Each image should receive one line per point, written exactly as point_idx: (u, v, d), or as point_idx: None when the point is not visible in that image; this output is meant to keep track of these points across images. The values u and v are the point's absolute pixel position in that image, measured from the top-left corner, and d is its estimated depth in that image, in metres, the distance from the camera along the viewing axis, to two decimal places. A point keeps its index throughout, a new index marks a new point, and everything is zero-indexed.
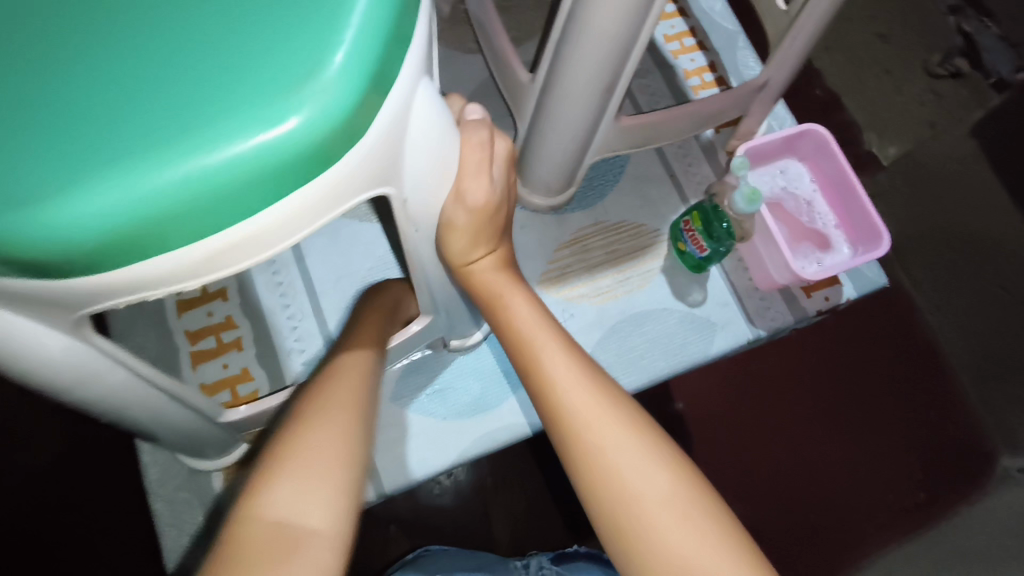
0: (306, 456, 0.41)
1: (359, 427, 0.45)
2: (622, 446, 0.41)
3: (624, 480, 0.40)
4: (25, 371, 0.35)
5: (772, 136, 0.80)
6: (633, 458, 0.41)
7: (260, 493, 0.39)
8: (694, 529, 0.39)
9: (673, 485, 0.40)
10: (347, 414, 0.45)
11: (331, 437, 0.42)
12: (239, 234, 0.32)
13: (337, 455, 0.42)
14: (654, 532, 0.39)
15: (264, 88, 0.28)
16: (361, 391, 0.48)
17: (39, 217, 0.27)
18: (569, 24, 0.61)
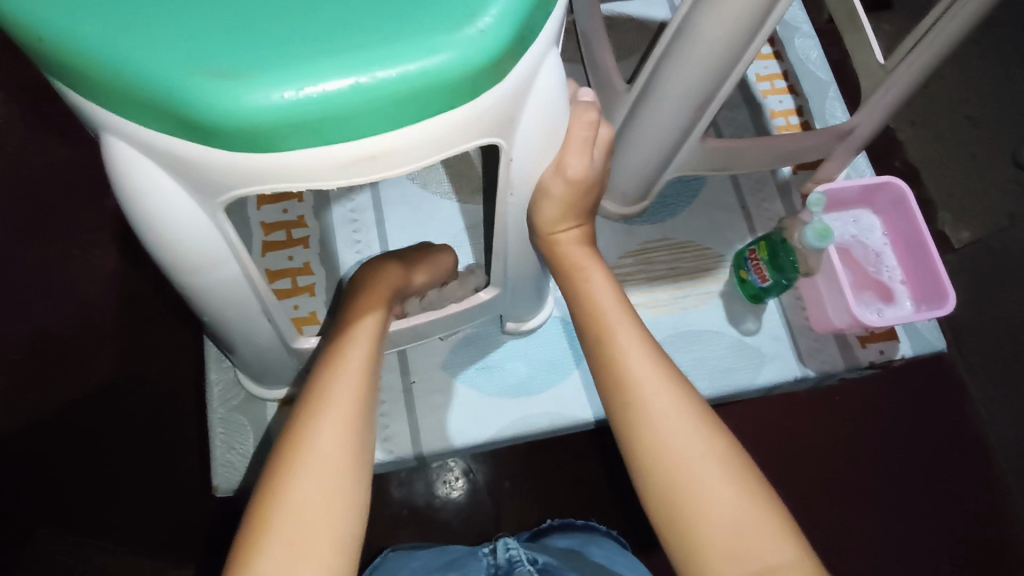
0: (294, 505, 0.42)
1: (354, 434, 0.46)
2: (668, 409, 0.45)
3: (676, 448, 0.44)
4: (159, 237, 0.39)
5: (850, 184, 0.81)
6: (679, 420, 0.45)
7: (255, 547, 0.41)
8: (740, 493, 0.42)
9: (711, 451, 0.44)
10: (337, 451, 0.44)
11: (317, 482, 0.43)
12: (372, 149, 0.36)
13: (333, 469, 0.44)
14: (697, 497, 0.42)
15: (425, 26, 0.33)
16: (352, 419, 0.46)
17: (221, 97, 0.31)
18: (676, 39, 0.63)
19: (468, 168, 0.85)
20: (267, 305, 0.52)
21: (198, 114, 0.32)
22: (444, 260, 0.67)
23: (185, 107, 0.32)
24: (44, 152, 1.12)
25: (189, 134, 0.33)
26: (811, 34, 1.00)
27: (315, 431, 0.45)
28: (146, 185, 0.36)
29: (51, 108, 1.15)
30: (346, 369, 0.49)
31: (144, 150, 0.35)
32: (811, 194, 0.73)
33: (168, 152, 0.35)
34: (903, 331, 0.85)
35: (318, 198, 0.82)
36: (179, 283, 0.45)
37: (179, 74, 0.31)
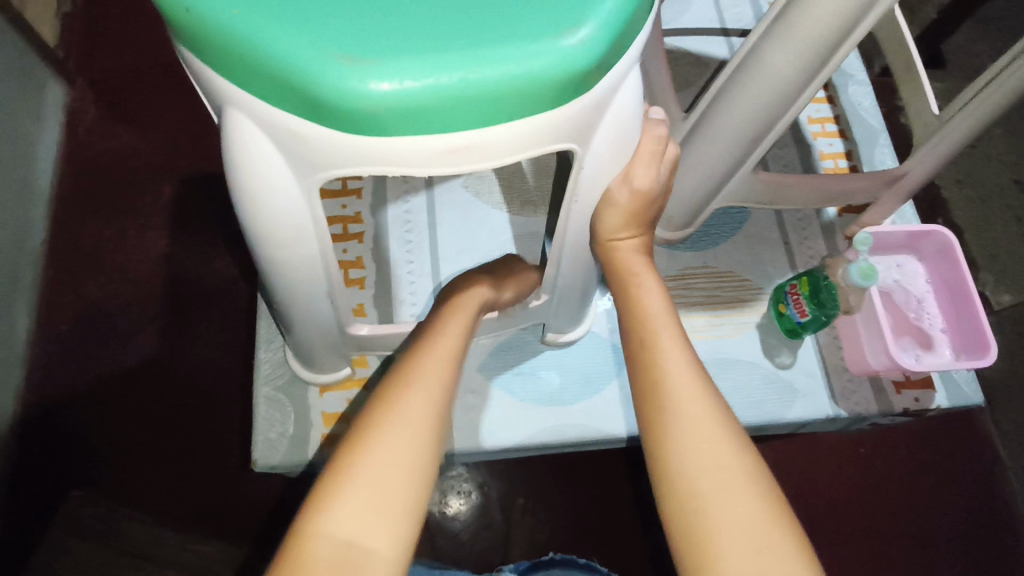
0: (374, 468, 0.44)
1: (429, 435, 0.46)
2: (699, 419, 0.47)
3: (699, 453, 0.45)
4: (253, 207, 0.42)
5: (897, 229, 0.82)
6: (709, 431, 0.46)
7: (326, 504, 0.42)
8: (757, 507, 0.43)
9: (736, 463, 0.45)
10: (421, 426, 0.47)
11: (400, 451, 0.45)
12: (465, 141, 0.39)
13: (403, 473, 0.44)
14: (716, 503, 0.43)
15: (530, 36, 0.36)
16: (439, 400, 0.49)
17: (339, 81, 0.35)
18: (737, 72, 0.65)
19: (519, 182, 0.88)
20: (332, 288, 0.55)
21: (315, 94, 0.35)
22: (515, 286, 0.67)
23: (309, 87, 0.35)
24: (114, 137, 1.19)
25: (302, 110, 0.37)
26: (865, 82, 1.02)
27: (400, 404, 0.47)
28: (252, 158, 0.40)
29: (125, 97, 1.22)
30: (438, 359, 0.52)
31: (257, 123, 0.38)
32: (858, 233, 0.74)
33: (281, 127, 0.38)
34: (938, 380, 0.85)
35: (375, 196, 0.85)
36: (261, 256, 0.48)
37: (307, 59, 0.35)
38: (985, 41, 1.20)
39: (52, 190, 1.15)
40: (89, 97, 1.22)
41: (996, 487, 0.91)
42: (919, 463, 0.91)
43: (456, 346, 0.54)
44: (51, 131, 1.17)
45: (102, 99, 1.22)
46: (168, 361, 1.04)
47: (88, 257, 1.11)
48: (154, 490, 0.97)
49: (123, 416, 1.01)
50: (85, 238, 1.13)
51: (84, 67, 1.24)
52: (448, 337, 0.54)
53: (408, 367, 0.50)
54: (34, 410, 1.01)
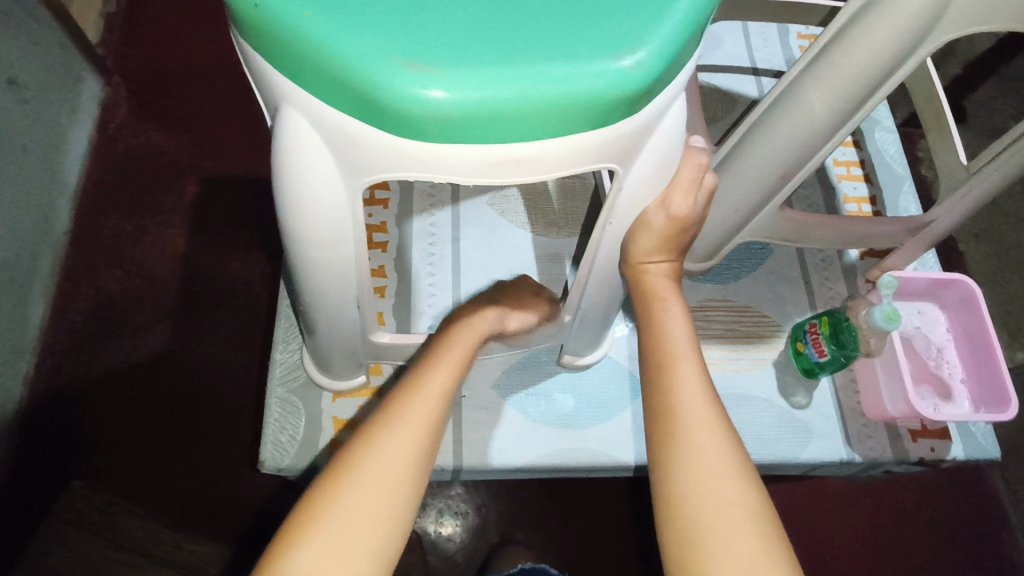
0: (338, 522, 0.43)
1: (403, 485, 0.46)
2: (709, 451, 0.46)
3: (706, 489, 0.45)
4: (296, 206, 0.43)
5: (921, 275, 0.82)
6: (716, 466, 0.46)
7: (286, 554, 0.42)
8: (758, 550, 0.42)
9: (742, 502, 0.44)
10: (395, 477, 0.46)
11: (366, 504, 0.44)
12: (511, 154, 0.39)
13: (370, 528, 0.43)
14: (716, 541, 0.43)
15: (585, 57, 0.37)
16: (416, 448, 0.47)
17: (397, 86, 0.35)
18: (772, 108, 0.65)
19: (544, 204, 0.88)
20: (361, 294, 0.55)
21: (372, 97, 0.36)
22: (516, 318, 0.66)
23: (367, 90, 0.36)
24: (145, 135, 1.22)
25: (360, 112, 0.37)
26: (891, 129, 1.03)
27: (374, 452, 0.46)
28: (301, 156, 0.40)
29: (159, 97, 1.25)
30: (422, 401, 0.50)
31: (312, 122, 0.39)
32: (883, 276, 0.74)
33: (334, 128, 0.39)
34: (955, 431, 0.83)
35: (401, 208, 0.86)
36: (296, 256, 0.49)
37: (368, 63, 0.35)
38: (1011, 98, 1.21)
39: (79, 182, 1.17)
40: (124, 95, 1.25)
41: (1008, 546, 0.89)
42: (930, 515, 0.89)
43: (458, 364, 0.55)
44: (84, 125, 1.20)
45: (136, 98, 1.25)
46: (181, 359, 1.04)
47: (109, 250, 1.12)
48: (155, 490, 0.96)
49: (130, 411, 1.01)
50: (107, 231, 1.14)
51: (122, 65, 1.27)
52: (447, 359, 0.55)
53: (390, 409, 0.49)
54: (42, 399, 1.01)
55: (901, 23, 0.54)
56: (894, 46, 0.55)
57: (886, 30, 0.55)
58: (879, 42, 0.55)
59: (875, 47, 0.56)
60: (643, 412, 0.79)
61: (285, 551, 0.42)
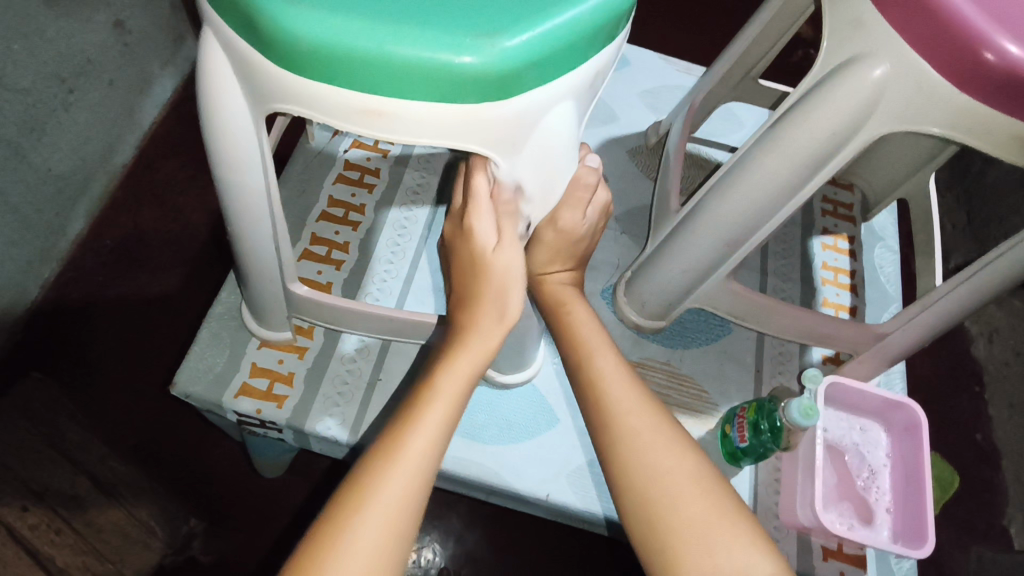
0: (368, 523, 0.44)
1: (422, 479, 0.47)
2: (647, 431, 0.53)
3: (648, 465, 0.51)
4: (207, 122, 0.48)
5: (868, 389, 0.78)
6: (651, 435, 0.53)
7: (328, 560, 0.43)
8: (712, 506, 0.49)
9: (683, 467, 0.51)
10: (417, 477, 0.46)
11: (394, 501, 0.45)
12: (388, 109, 0.43)
13: (393, 522, 0.45)
14: (672, 508, 0.49)
15: (462, 32, 0.40)
16: (435, 441, 0.48)
17: (285, 17, 0.40)
18: (726, 175, 0.66)
19: None
20: (275, 233, 0.59)
21: (262, 24, 0.40)
22: (484, 184, 0.52)
23: (260, 16, 0.40)
24: None
25: (253, 38, 0.42)
26: (893, 249, 1.01)
27: (401, 450, 0.47)
28: (212, 74, 0.45)
29: None
30: (447, 388, 0.50)
31: (223, 46, 0.44)
32: (808, 369, 0.72)
33: (238, 51, 0.43)
34: (874, 562, 0.78)
35: (383, 196, 0.90)
36: (215, 175, 0.53)
37: None
38: None
39: (151, 126, 1.37)
40: None
41: None
42: None
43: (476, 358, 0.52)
44: (171, 79, 1.40)
45: None
46: (179, 300, 1.18)
47: (156, 191, 1.29)
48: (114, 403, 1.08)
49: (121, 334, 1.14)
50: (158, 176, 1.31)
51: None
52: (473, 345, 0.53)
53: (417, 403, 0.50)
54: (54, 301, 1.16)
55: (841, 108, 0.55)
56: (834, 129, 0.56)
57: (827, 112, 0.55)
58: (820, 124, 0.56)
59: (814, 127, 0.56)
60: (549, 445, 0.78)
61: (321, 554, 0.43)
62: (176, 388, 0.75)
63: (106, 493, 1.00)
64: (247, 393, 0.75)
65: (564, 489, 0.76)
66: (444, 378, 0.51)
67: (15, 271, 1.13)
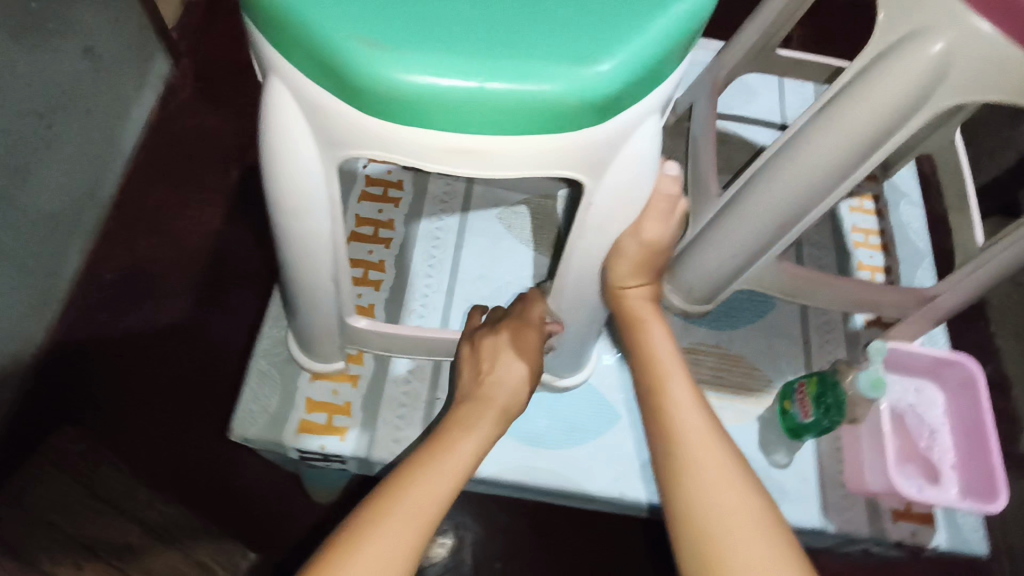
0: (418, 490, 0.53)
1: (463, 475, 0.56)
2: (710, 468, 0.53)
3: (709, 503, 0.51)
4: (273, 175, 0.46)
5: (921, 350, 0.79)
6: (717, 474, 0.53)
7: (378, 512, 0.51)
8: (771, 555, 0.49)
9: (745, 511, 0.51)
10: (464, 466, 0.56)
11: (440, 480, 0.54)
12: (477, 144, 0.42)
13: (435, 497, 0.53)
14: (729, 551, 0.49)
15: (551, 61, 0.39)
16: (477, 451, 0.58)
17: (369, 63, 0.38)
18: (774, 158, 0.65)
19: (552, 226, 0.89)
20: (337, 272, 0.57)
21: (344, 73, 0.39)
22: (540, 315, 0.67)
23: (342, 65, 0.39)
24: (199, 117, 1.32)
25: (330, 84, 0.40)
26: (917, 203, 1.01)
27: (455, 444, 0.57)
28: (282, 126, 0.43)
29: (218, 85, 1.35)
30: (484, 421, 0.60)
31: (291, 92, 0.42)
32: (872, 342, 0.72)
33: (314, 102, 0.41)
34: (941, 518, 0.80)
35: (411, 208, 0.88)
36: (278, 225, 0.51)
37: (345, 43, 0.38)
38: None
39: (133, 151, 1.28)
40: (187, 78, 1.36)
41: None
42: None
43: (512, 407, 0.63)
44: (146, 101, 1.31)
45: (198, 82, 1.36)
46: (194, 328, 1.14)
47: (150, 219, 1.22)
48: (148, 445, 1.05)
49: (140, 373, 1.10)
50: (150, 202, 1.24)
51: (191, 51, 1.39)
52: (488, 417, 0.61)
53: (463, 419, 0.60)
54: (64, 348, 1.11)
55: (903, 86, 0.54)
56: (894, 106, 0.55)
57: (887, 89, 0.55)
58: (878, 103, 0.55)
59: (874, 107, 0.56)
60: (614, 443, 0.78)
61: (374, 509, 0.51)
62: (234, 432, 0.73)
63: (158, 538, 0.95)
64: (308, 429, 0.74)
65: (635, 485, 0.76)
66: (487, 409, 0.61)
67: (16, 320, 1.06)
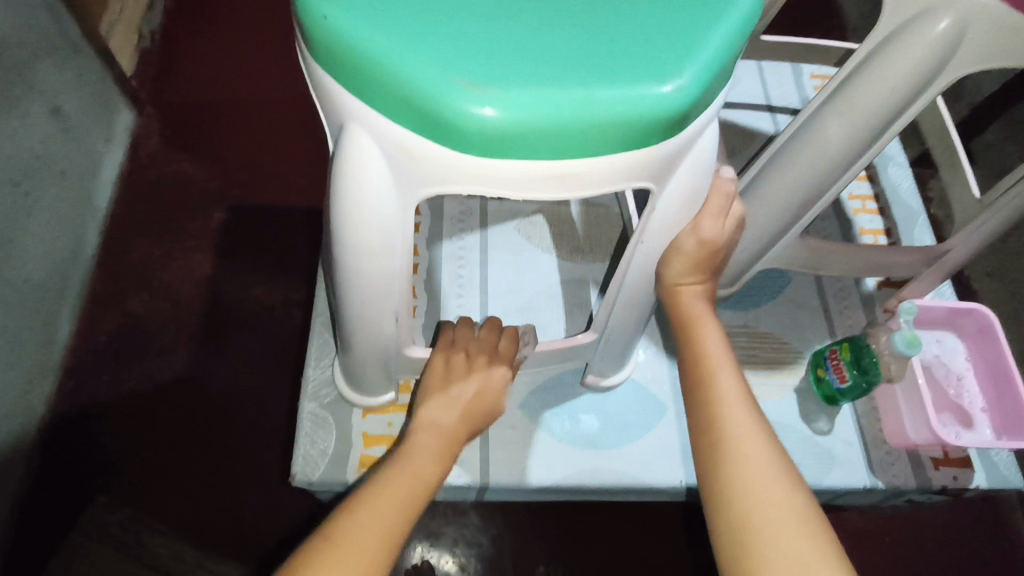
0: (356, 520, 0.50)
1: (404, 500, 0.54)
2: (753, 459, 0.55)
3: (750, 491, 0.53)
4: (348, 218, 0.46)
5: (938, 304, 0.83)
6: (761, 469, 0.54)
7: (316, 554, 0.48)
8: (807, 544, 0.50)
9: (785, 500, 0.52)
10: (408, 493, 0.54)
11: (376, 507, 0.52)
12: (560, 168, 0.44)
13: (379, 523, 0.51)
14: (765, 540, 0.51)
15: (629, 81, 0.41)
16: (417, 477, 0.56)
17: (460, 103, 0.40)
18: (791, 139, 0.68)
19: (569, 231, 0.91)
20: (400, 309, 0.57)
21: (438, 114, 0.40)
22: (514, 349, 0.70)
23: (435, 106, 0.40)
24: (174, 163, 1.29)
25: (422, 127, 0.42)
26: (904, 165, 1.06)
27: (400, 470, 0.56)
28: (365, 171, 0.44)
29: (188, 129, 1.33)
30: (422, 450, 0.59)
31: (375, 138, 0.43)
32: (902, 303, 0.77)
33: (402, 144, 0.43)
34: (977, 459, 0.84)
35: (430, 232, 0.89)
36: (347, 270, 0.52)
37: (437, 85, 0.40)
38: (1014, 141, 1.25)
39: (109, 206, 1.24)
40: (154, 125, 1.33)
41: None
42: (941, 528, 0.97)
43: (445, 441, 0.61)
44: (116, 154, 1.26)
45: (167, 128, 1.32)
46: (196, 381, 1.08)
47: (135, 273, 1.18)
48: (173, 503, 0.99)
49: (149, 432, 1.04)
50: (134, 257, 1.19)
51: (155, 98, 1.36)
52: (433, 439, 0.60)
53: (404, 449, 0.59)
54: (65, 419, 1.04)
55: (914, 63, 0.58)
56: (909, 83, 0.59)
57: (902, 66, 0.59)
58: (893, 80, 0.60)
59: (890, 84, 0.60)
60: (666, 433, 0.81)
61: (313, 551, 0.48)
62: (296, 476, 0.73)
63: None
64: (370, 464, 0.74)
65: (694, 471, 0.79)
66: (421, 434, 0.61)
67: (21, 398, 1.01)
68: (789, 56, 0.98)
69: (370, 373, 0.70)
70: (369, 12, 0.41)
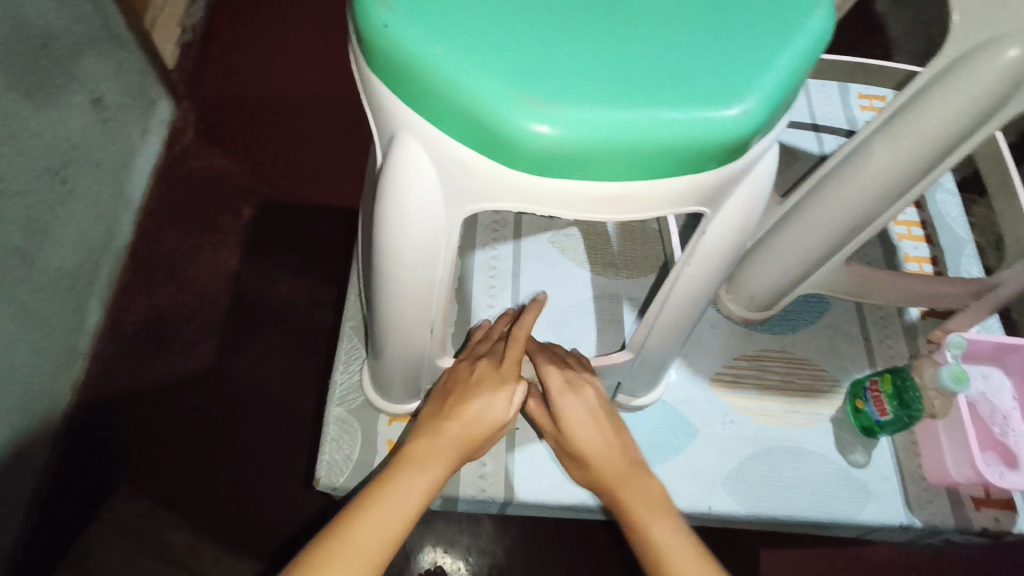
0: (355, 534, 0.50)
1: (406, 513, 0.52)
2: None
3: None
4: (393, 229, 0.46)
5: (987, 338, 0.80)
6: None
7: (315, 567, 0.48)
8: None
9: None
10: (411, 505, 0.52)
11: (377, 521, 0.51)
12: (612, 189, 0.43)
13: (378, 538, 0.50)
14: None
15: (692, 104, 0.40)
16: (424, 484, 0.54)
17: (518, 120, 0.39)
18: (841, 164, 0.66)
19: (604, 245, 0.90)
20: (436, 320, 0.57)
21: (495, 129, 0.39)
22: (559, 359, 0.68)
23: (492, 121, 0.39)
24: (208, 158, 1.30)
25: (477, 141, 0.41)
26: (952, 191, 1.03)
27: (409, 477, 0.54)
28: (415, 183, 0.43)
29: (224, 124, 1.34)
30: (431, 457, 0.55)
31: (427, 149, 0.43)
32: (950, 336, 0.73)
33: (454, 157, 0.42)
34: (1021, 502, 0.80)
35: (464, 240, 0.88)
36: (387, 280, 0.51)
37: (495, 99, 0.39)
38: None
39: (143, 197, 1.25)
40: (191, 119, 1.34)
41: None
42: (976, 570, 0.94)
43: (457, 448, 0.57)
44: (152, 146, 1.28)
45: (203, 123, 1.34)
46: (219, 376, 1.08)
47: (165, 265, 1.18)
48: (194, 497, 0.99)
49: (173, 425, 1.04)
50: (164, 247, 1.20)
51: (193, 92, 1.37)
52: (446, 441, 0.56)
53: (412, 452, 0.56)
54: (92, 408, 1.05)
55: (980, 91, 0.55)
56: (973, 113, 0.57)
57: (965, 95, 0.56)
58: (956, 109, 0.57)
59: (952, 114, 0.57)
60: (695, 458, 0.79)
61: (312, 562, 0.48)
62: (320, 481, 0.72)
63: None
64: None
65: (722, 497, 0.77)
66: (437, 438, 0.56)
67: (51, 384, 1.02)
68: (836, 75, 0.95)
69: (400, 382, 0.69)
70: (432, 22, 0.40)
